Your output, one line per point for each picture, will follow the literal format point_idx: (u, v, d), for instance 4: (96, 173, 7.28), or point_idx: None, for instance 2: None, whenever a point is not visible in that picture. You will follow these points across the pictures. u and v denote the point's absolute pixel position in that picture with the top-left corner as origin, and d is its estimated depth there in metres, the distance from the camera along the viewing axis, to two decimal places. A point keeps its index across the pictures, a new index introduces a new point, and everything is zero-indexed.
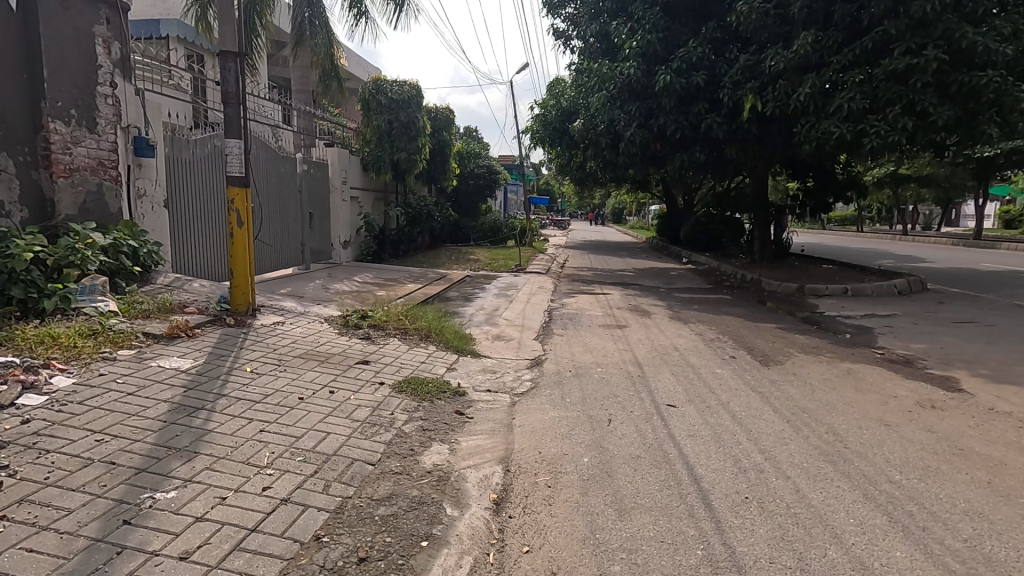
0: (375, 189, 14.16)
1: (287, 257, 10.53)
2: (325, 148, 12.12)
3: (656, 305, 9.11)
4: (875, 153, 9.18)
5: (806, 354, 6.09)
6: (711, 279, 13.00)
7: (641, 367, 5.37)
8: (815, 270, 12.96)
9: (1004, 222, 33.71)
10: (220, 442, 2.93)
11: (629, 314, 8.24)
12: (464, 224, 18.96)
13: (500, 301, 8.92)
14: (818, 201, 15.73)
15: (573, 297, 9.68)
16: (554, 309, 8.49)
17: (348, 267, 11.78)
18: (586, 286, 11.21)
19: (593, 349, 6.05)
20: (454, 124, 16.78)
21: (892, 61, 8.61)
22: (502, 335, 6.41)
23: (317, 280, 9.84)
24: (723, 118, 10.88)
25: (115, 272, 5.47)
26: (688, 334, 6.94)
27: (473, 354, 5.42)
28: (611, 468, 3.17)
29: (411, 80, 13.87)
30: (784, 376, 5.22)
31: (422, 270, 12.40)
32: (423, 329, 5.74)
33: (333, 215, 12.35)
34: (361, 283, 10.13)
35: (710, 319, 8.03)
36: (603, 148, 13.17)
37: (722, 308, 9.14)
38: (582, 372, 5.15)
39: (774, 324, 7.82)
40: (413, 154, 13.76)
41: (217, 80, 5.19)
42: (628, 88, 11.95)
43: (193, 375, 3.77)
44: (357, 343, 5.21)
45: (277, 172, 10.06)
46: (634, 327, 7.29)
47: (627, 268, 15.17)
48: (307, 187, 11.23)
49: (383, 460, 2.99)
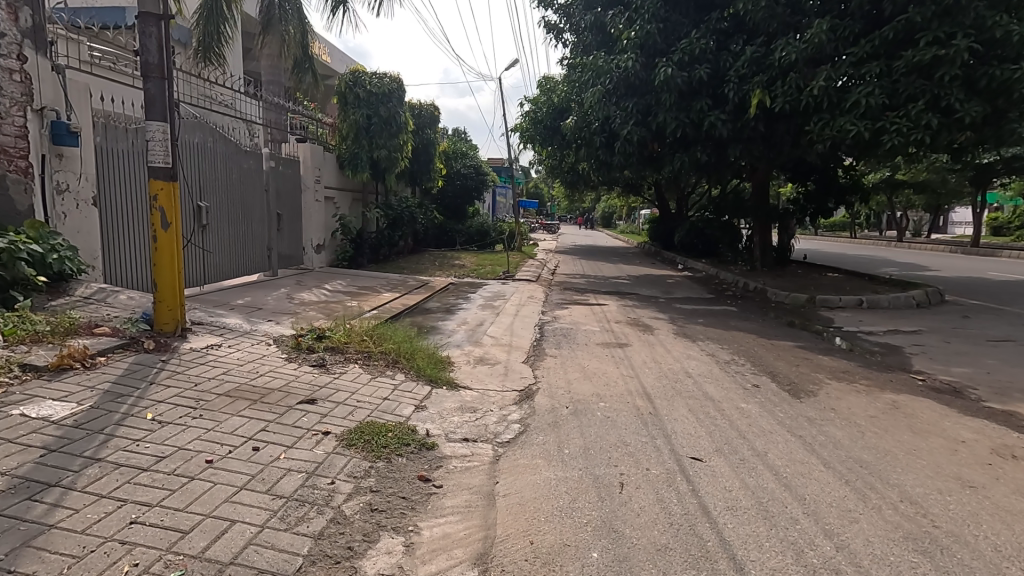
0: (352, 189, 13.22)
1: (250, 264, 9.51)
2: (297, 144, 11.17)
3: (657, 318, 8.24)
4: (895, 153, 8.40)
5: (839, 382, 5.24)
6: (712, 287, 12.22)
7: (650, 400, 4.48)
8: (821, 279, 12.19)
9: (993, 229, 33.46)
10: (55, 553, 1.96)
11: (629, 329, 7.37)
12: (450, 227, 18.06)
13: (484, 313, 8.00)
14: (819, 205, 14.90)
15: (567, 309, 8.78)
16: (546, 323, 7.58)
17: (320, 274, 10.78)
18: (580, 295, 10.32)
19: (591, 374, 5.16)
20: (440, 122, 15.93)
21: (915, 53, 7.86)
22: (485, 358, 5.49)
23: (282, 289, 8.85)
24: (728, 115, 10.09)
25: (11, 283, 4.60)
26: (698, 354, 6.07)
27: (449, 384, 4.49)
28: (632, 571, 2.26)
29: (393, 72, 12.94)
30: (822, 412, 4.36)
31: (402, 277, 11.43)
32: (391, 352, 4.81)
33: (305, 216, 11.33)
34: (332, 291, 9.14)
35: (719, 336, 7.17)
36: (598, 148, 12.32)
37: (730, 321, 8.30)
38: (581, 408, 4.25)
39: (791, 341, 6.97)
40: (394, 152, 12.83)
41: (135, 48, 4.23)
42: (625, 82, 11.11)
43: (66, 430, 2.81)
44: (308, 374, 4.23)
45: (240, 168, 9.05)
46: (636, 346, 6.41)
47: (622, 275, 14.35)
48: (275, 186, 10.21)
49: (304, 571, 2.05)
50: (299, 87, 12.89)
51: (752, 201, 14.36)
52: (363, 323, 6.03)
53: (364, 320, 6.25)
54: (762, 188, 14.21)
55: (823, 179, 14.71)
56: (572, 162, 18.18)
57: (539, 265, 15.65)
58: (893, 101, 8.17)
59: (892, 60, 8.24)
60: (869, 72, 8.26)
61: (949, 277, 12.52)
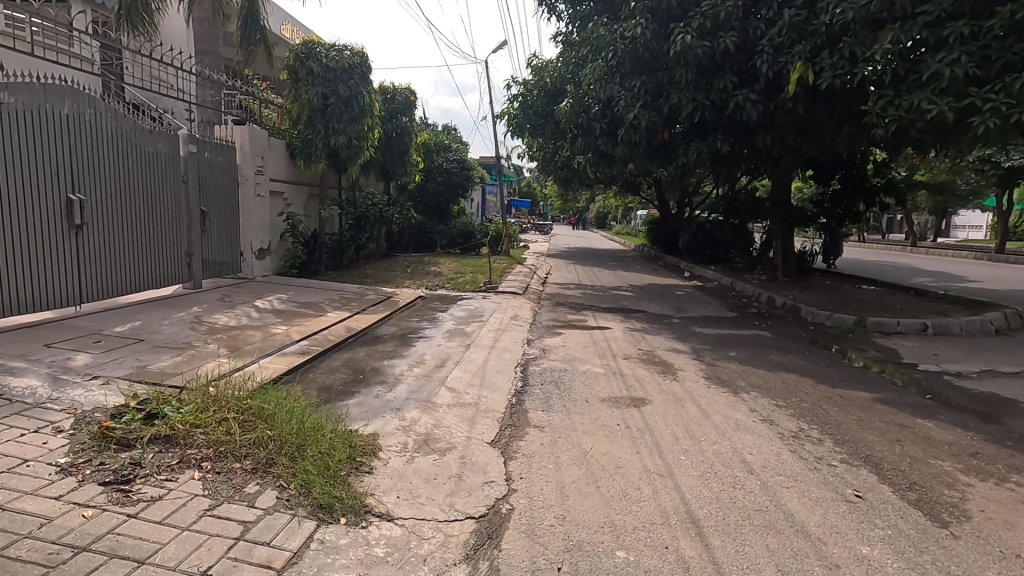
0: (307, 183, 11.20)
1: (161, 274, 7.52)
2: (233, 127, 9.17)
3: (677, 352, 6.30)
4: (982, 139, 6.53)
5: (984, 481, 3.36)
6: (731, 302, 10.35)
7: (704, 543, 2.58)
8: (859, 293, 10.34)
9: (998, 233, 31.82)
10: None
11: (643, 372, 5.44)
12: (429, 227, 16.09)
13: (449, 345, 6.04)
14: (846, 207, 13.09)
15: (559, 336, 6.82)
16: (532, 361, 5.64)
17: (257, 286, 8.80)
18: (575, 314, 8.41)
19: (598, 471, 3.24)
20: (416, 108, 14.01)
21: (1017, 7, 6.01)
22: (432, 437, 3.52)
23: (195, 308, 6.87)
24: (759, 95, 8.26)
25: None
26: (751, 423, 4.15)
27: (351, 514, 2.56)
28: None
29: (356, 45, 10.92)
30: (1011, 570, 2.46)
31: (360, 289, 9.49)
32: (265, 449, 2.88)
33: (243, 213, 9.32)
34: (261, 311, 7.16)
35: (766, 383, 5.26)
36: (598, 138, 10.43)
37: (772, 355, 6.41)
38: (587, 567, 2.35)
39: (866, 393, 5.08)
40: (356, 138, 10.81)
41: None
42: (632, 56, 9.28)
43: None
44: (79, 510, 2.28)
45: (141, 153, 7.04)
46: (658, 405, 4.49)
47: (623, 285, 12.47)
48: (199, 176, 8.21)
49: None
50: (247, 62, 10.96)
51: (774, 201, 12.48)
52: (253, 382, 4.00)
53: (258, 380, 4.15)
54: (784, 187, 12.34)
55: (850, 177, 12.89)
56: (567, 156, 16.21)
57: (528, 272, 13.74)
58: (982, 71, 6.33)
59: (980, 20, 6.38)
60: (950, 35, 6.40)
61: (998, 290, 10.87)
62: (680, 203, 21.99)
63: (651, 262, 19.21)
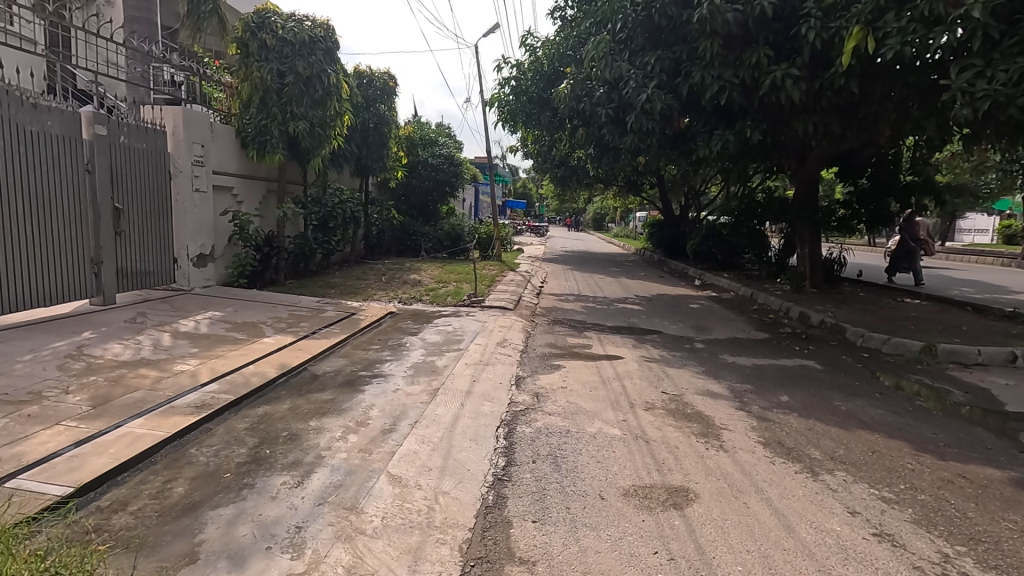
0: (263, 178, 9.63)
1: (54, 288, 5.93)
2: (162, 108, 7.61)
3: (714, 398, 4.74)
4: None
5: None
6: (758, 319, 8.82)
7: None
8: (908, 310, 8.84)
9: (1005, 238, 30.44)
10: None
11: (676, 436, 3.87)
12: (412, 228, 14.51)
13: (409, 390, 4.49)
14: (875, 209, 11.61)
15: (558, 373, 5.24)
16: (521, 416, 4.09)
17: (189, 301, 7.21)
18: (576, 338, 6.85)
19: None
20: (396, 95, 12.42)
21: None
22: None
23: (84, 335, 5.27)
24: (801, 70, 6.76)
25: None
26: (866, 547, 2.61)
27: None
28: None
29: (320, 16, 9.35)
30: None
31: (319, 303, 7.92)
32: None
33: (175, 212, 7.74)
34: (175, 337, 5.57)
35: (850, 453, 3.72)
36: (603, 127, 8.90)
37: (837, 401, 4.87)
38: None
39: (997, 472, 3.54)
40: (318, 125, 9.24)
41: None
42: (646, 28, 7.79)
43: None
44: None
45: (19, 132, 5.46)
46: (709, 506, 2.94)
47: (630, 296, 10.92)
48: (113, 166, 6.63)
49: None
50: (195, 35, 9.38)
51: (800, 201, 10.99)
52: (30, 512, 2.38)
53: (62, 494, 2.58)
54: (812, 184, 10.84)
55: (881, 176, 11.45)
56: (566, 150, 14.64)
57: (522, 280, 12.18)
58: None
59: None
60: None
61: None
62: (685, 204, 20.50)
63: (655, 268, 17.73)
